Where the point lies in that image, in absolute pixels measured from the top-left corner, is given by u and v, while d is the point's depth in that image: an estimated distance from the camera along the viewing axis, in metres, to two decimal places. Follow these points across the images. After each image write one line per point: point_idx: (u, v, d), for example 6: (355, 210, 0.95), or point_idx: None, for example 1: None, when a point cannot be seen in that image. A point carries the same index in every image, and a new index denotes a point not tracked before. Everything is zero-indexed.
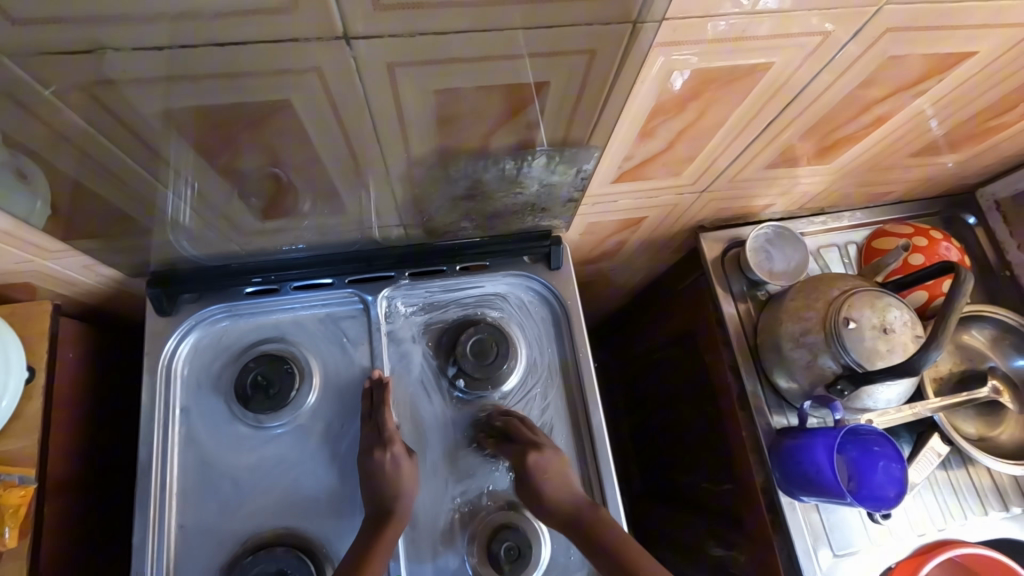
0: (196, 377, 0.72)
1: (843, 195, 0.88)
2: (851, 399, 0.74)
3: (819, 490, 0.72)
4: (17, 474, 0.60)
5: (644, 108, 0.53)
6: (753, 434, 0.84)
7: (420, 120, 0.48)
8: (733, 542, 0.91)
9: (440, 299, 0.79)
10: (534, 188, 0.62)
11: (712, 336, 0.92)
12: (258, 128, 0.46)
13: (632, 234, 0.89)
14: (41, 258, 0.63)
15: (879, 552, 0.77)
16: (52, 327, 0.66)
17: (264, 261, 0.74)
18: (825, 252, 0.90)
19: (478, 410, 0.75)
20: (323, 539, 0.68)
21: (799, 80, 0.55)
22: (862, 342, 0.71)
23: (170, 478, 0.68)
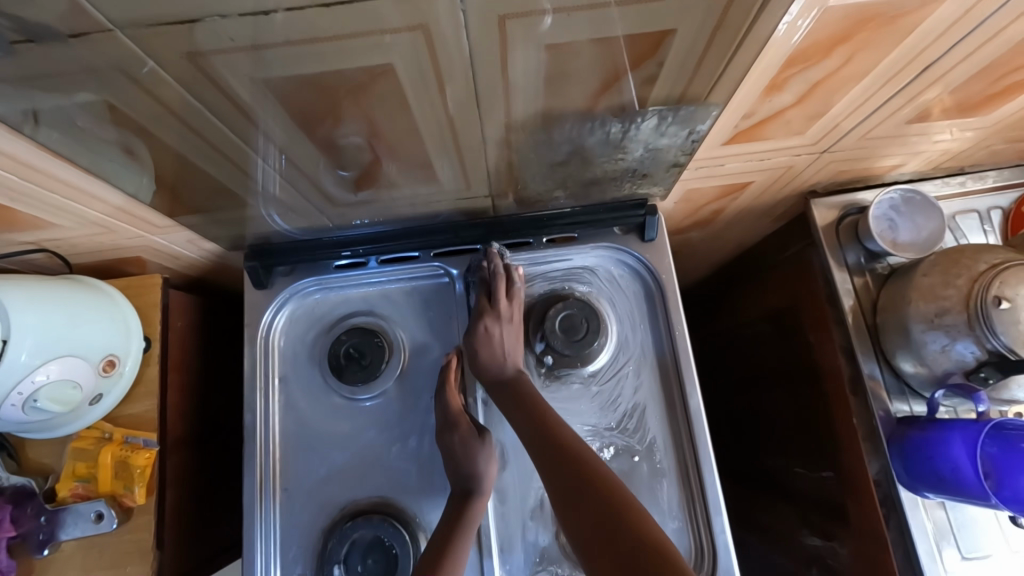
0: (292, 348, 0.74)
1: (991, 153, 0.76)
2: (996, 388, 0.65)
3: (950, 488, 0.65)
4: (142, 437, 0.64)
5: (777, 57, 0.46)
6: (868, 422, 0.76)
7: (524, 79, 0.43)
8: (834, 533, 0.85)
9: (526, 272, 0.76)
10: (638, 153, 0.57)
11: (820, 313, 0.84)
12: (356, 95, 0.43)
13: (731, 201, 0.81)
14: (150, 233, 0.65)
15: (1017, 559, 0.69)
16: (163, 299, 0.69)
17: (353, 234, 0.73)
18: (962, 219, 0.79)
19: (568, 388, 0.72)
20: (416, 509, 0.69)
21: (975, 15, 0.46)
22: (1016, 324, 0.61)
23: (273, 444, 0.71)
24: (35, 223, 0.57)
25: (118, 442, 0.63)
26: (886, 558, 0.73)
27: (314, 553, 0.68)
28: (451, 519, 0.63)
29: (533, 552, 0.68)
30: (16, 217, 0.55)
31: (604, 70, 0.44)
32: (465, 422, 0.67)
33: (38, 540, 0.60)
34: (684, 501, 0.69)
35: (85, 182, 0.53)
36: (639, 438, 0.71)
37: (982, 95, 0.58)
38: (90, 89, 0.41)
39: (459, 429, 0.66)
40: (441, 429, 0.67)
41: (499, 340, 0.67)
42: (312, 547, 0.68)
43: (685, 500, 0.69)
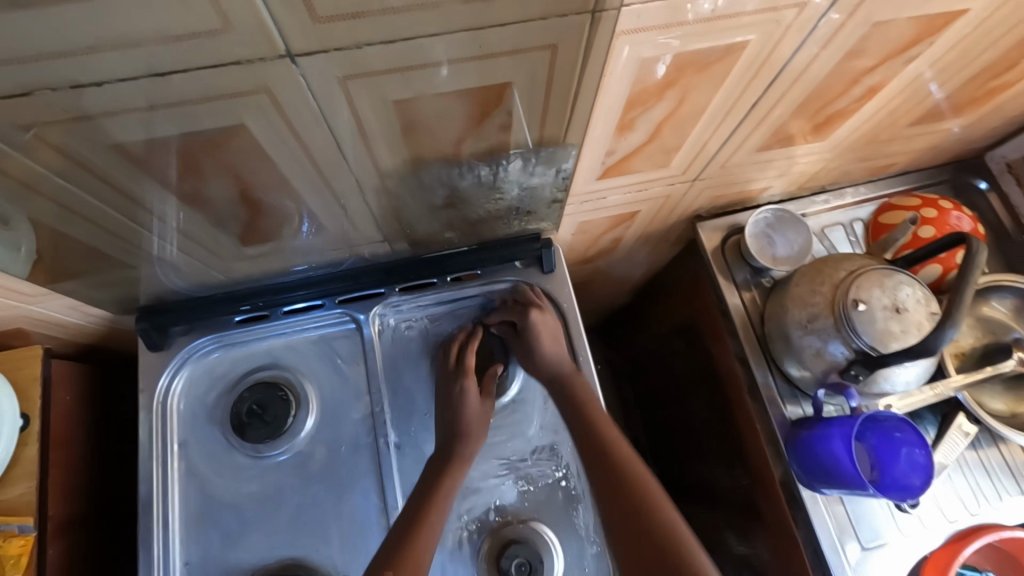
0: (193, 411, 0.72)
1: (843, 172, 0.85)
2: (867, 384, 0.71)
3: (840, 483, 0.69)
4: (16, 523, 0.60)
5: (616, 101, 0.51)
6: (768, 427, 0.80)
7: (383, 129, 0.46)
8: (757, 540, 0.87)
9: (434, 312, 0.77)
10: (515, 192, 0.60)
11: (718, 327, 0.90)
12: (218, 156, 0.45)
13: (625, 229, 0.86)
14: (25, 302, 0.62)
15: (911, 543, 0.73)
16: (44, 371, 0.66)
17: (252, 288, 0.72)
18: (829, 231, 0.87)
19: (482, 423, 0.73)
20: (332, 568, 0.67)
21: (780, 57, 0.52)
22: (874, 324, 0.67)
23: (172, 514, 0.67)
24: None
25: None
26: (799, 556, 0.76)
27: None
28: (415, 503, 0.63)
29: None
30: None
31: (456, 120, 0.47)
32: (471, 377, 0.71)
33: None
34: (600, 524, 0.69)
35: None
36: (552, 465, 0.72)
37: (814, 123, 0.66)
38: None
39: (463, 380, 0.70)
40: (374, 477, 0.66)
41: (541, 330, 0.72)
42: None
43: (601, 522, 0.69)
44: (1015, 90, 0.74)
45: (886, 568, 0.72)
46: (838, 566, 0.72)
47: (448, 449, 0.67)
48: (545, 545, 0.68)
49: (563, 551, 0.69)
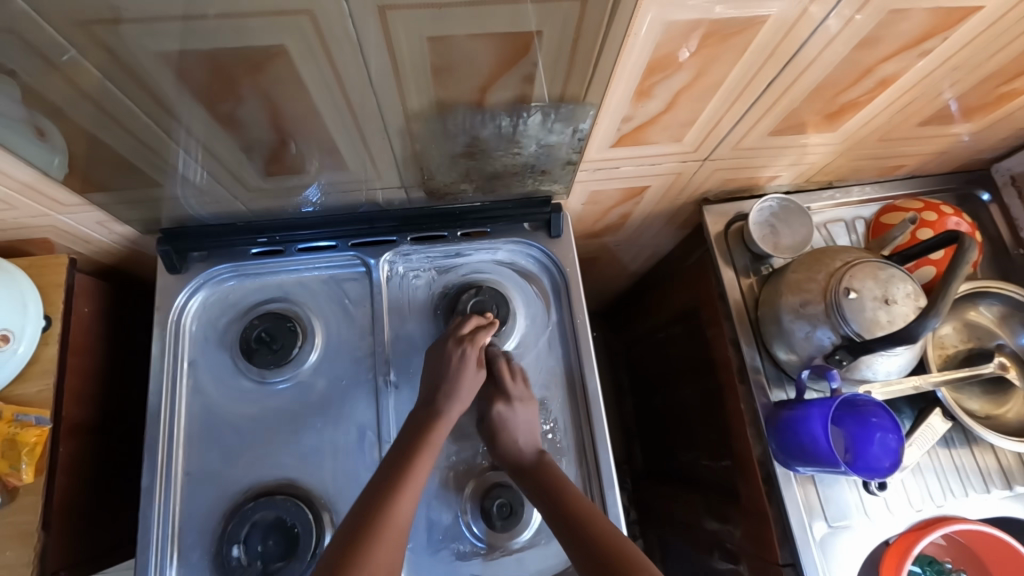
0: (205, 332, 0.75)
1: (850, 169, 0.87)
2: (849, 369, 0.74)
3: (815, 461, 0.72)
4: (33, 415, 0.63)
5: (636, 67, 0.53)
6: (752, 408, 0.84)
7: (414, 67, 0.49)
8: (729, 516, 0.91)
9: (442, 264, 0.80)
10: (532, 148, 0.63)
11: (714, 310, 0.92)
12: (259, 77, 0.48)
13: (634, 206, 0.89)
14: (57, 212, 0.66)
15: (875, 526, 0.77)
16: (68, 280, 0.69)
17: (270, 222, 0.75)
18: (831, 226, 0.89)
19: None
20: (325, 492, 0.70)
21: (788, 48, 0.55)
22: (863, 312, 0.70)
23: (178, 426, 0.71)
24: None
25: (7, 420, 0.62)
26: (767, 532, 0.80)
27: (213, 536, 0.67)
28: (403, 444, 0.62)
29: (435, 529, 0.70)
30: None
31: (482, 66, 0.50)
32: (476, 348, 0.69)
33: None
34: (582, 478, 0.73)
35: None
36: (542, 419, 0.75)
37: (826, 111, 0.67)
38: None
39: (466, 346, 0.69)
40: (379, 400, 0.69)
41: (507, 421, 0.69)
42: (211, 530, 0.68)
43: (583, 476, 0.73)
44: None
45: (848, 546, 0.76)
46: (802, 541, 0.76)
47: (434, 405, 0.66)
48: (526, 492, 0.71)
49: None
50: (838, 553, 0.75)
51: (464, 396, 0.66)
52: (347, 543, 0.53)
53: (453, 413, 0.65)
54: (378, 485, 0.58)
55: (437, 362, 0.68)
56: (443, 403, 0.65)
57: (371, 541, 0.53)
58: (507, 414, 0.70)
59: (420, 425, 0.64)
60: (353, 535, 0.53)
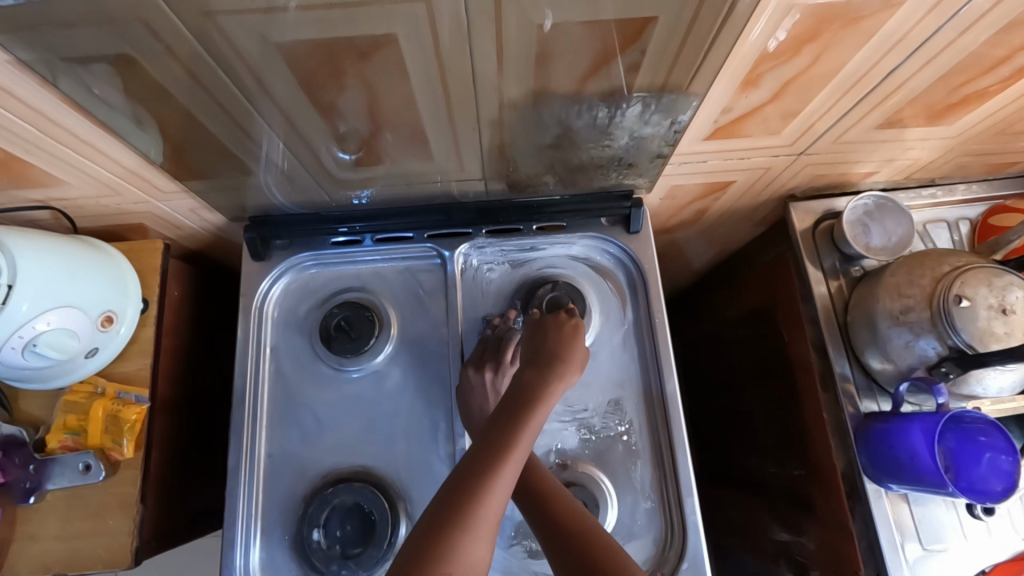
0: (286, 318, 0.77)
1: (957, 166, 0.80)
2: (956, 383, 0.68)
3: (913, 477, 0.67)
4: (133, 394, 0.66)
5: (749, 55, 0.50)
6: (837, 418, 0.79)
7: (518, 55, 0.47)
8: (802, 528, 0.87)
9: (516, 257, 0.79)
10: (623, 141, 0.61)
11: (796, 312, 0.88)
12: (362, 64, 0.48)
13: (714, 201, 0.85)
14: (155, 198, 0.69)
15: (975, 553, 0.71)
16: (163, 264, 0.72)
17: (350, 212, 0.76)
18: (932, 228, 0.83)
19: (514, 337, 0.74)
20: (399, 481, 0.71)
21: (914, 38, 0.51)
22: (976, 322, 0.65)
23: (261, 409, 0.73)
24: (45, 178, 0.61)
25: (111, 396, 0.65)
26: (849, 548, 0.76)
27: (294, 518, 0.69)
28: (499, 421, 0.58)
29: (508, 525, 0.70)
30: (34, 170, 0.59)
31: (588, 55, 0.48)
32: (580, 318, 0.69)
33: (24, 488, 0.62)
34: (656, 481, 0.71)
35: (96, 138, 0.57)
36: (616, 420, 0.74)
37: (946, 103, 0.62)
38: (112, 44, 0.46)
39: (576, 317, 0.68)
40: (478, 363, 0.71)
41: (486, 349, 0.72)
42: (292, 512, 0.69)
43: (658, 480, 0.71)
44: None
45: (943, 572, 0.71)
46: (892, 562, 0.71)
47: (545, 361, 0.64)
48: (601, 494, 0.70)
49: (618, 503, 0.71)
50: None
51: (563, 386, 0.63)
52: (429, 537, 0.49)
53: (568, 374, 0.63)
54: (467, 472, 0.53)
55: (544, 329, 0.67)
56: (558, 365, 0.63)
57: (458, 537, 0.49)
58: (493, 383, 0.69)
59: (515, 413, 0.59)
60: (442, 515, 0.50)
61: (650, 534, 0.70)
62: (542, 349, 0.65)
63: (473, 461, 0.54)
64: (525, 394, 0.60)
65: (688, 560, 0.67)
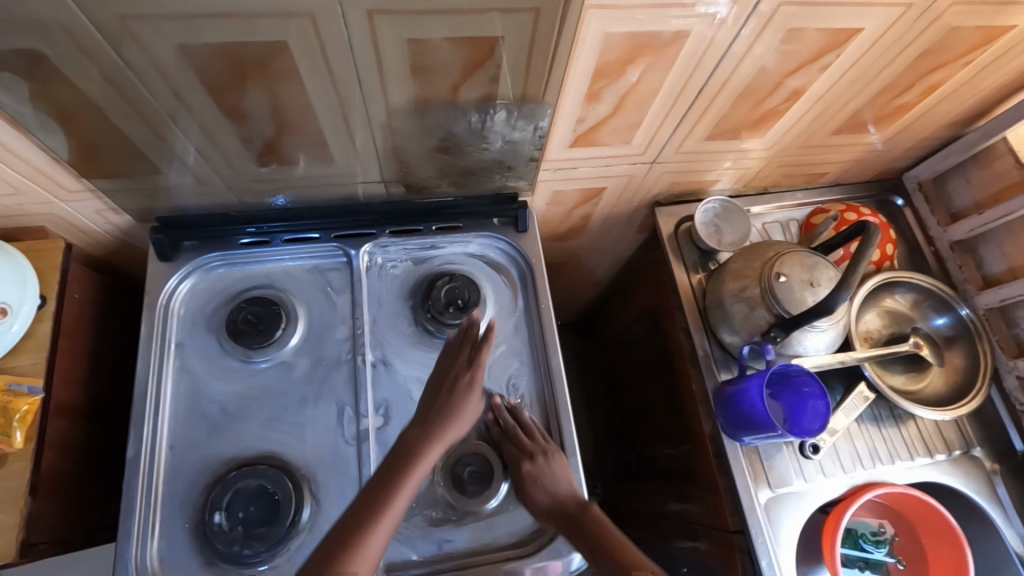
0: (193, 316, 0.80)
1: (781, 175, 0.98)
2: (784, 345, 0.83)
3: (757, 427, 0.79)
4: (26, 385, 0.66)
5: (585, 71, 0.63)
6: (703, 389, 0.92)
7: (398, 68, 0.58)
8: (688, 496, 0.98)
9: (418, 256, 0.87)
10: (499, 145, 0.72)
11: (669, 304, 1.01)
12: (260, 69, 0.56)
13: (594, 208, 0.98)
14: (59, 199, 0.71)
15: (813, 492, 0.84)
16: (64, 263, 0.73)
17: (259, 214, 0.82)
18: (769, 227, 1.00)
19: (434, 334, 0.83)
20: (305, 464, 0.74)
21: (708, 62, 0.67)
22: (792, 293, 0.80)
23: (163, 402, 0.74)
24: None
25: (1, 388, 0.65)
26: (720, 502, 0.87)
27: (196, 506, 0.70)
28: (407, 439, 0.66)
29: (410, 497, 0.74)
30: None
31: (455, 67, 0.59)
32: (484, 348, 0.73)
33: None
34: None
35: (2, 134, 0.60)
36: (510, 394, 0.81)
37: (750, 117, 0.78)
38: (23, 42, 0.51)
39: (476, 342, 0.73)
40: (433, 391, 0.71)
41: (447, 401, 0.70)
42: (194, 500, 0.71)
43: None
44: (918, 113, 0.87)
45: (789, 509, 0.83)
46: (749, 506, 0.82)
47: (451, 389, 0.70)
48: (498, 463, 0.77)
49: None
50: (784, 517, 0.82)
51: (470, 407, 0.70)
52: (338, 539, 0.56)
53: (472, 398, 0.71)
54: (382, 476, 0.62)
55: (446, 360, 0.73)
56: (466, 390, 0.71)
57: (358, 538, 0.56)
58: (538, 470, 0.73)
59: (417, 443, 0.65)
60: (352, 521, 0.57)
61: None
62: (444, 380, 0.71)
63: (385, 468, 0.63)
64: (435, 418, 0.68)
65: None
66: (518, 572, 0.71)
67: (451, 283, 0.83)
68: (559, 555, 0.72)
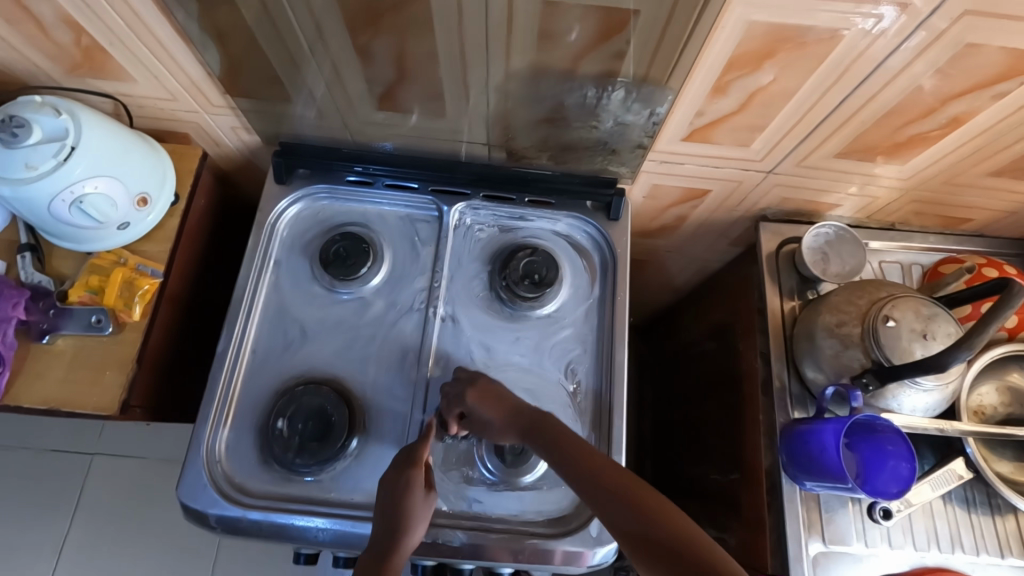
0: (292, 239, 0.86)
1: (913, 212, 0.88)
2: (874, 395, 0.75)
3: (825, 476, 0.73)
4: (150, 268, 0.75)
5: (717, 61, 0.60)
6: (770, 421, 0.86)
7: (525, 28, 0.58)
8: (728, 527, 0.93)
9: (506, 224, 0.88)
10: (608, 124, 0.70)
11: (751, 326, 0.95)
12: (396, 12, 0.58)
13: (692, 209, 0.93)
14: (204, 111, 0.79)
15: (872, 559, 0.77)
16: (197, 169, 0.82)
17: (368, 155, 0.86)
18: (885, 266, 0.90)
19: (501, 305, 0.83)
20: (363, 395, 0.78)
21: (858, 71, 0.60)
22: (898, 341, 0.72)
23: (254, 310, 0.81)
24: (119, 73, 0.72)
25: (131, 266, 0.74)
26: (762, 543, 0.81)
27: (264, 409, 0.77)
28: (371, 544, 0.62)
29: (450, 452, 0.77)
30: (113, 63, 0.70)
31: (582, 36, 0.58)
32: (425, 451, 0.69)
33: (41, 329, 0.71)
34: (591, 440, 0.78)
35: (171, 44, 0.68)
36: (567, 378, 0.81)
37: (893, 140, 0.71)
38: None
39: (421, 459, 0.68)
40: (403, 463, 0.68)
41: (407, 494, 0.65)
42: (263, 403, 0.77)
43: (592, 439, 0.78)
44: None
45: (840, 570, 0.76)
46: (796, 555, 0.76)
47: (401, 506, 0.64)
48: None
49: None
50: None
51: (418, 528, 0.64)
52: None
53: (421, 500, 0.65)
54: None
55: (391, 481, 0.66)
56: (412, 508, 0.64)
57: None
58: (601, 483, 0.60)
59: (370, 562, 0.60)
60: None
61: None
62: (392, 508, 0.64)
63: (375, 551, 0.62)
64: (398, 489, 0.65)
65: None
66: (541, 550, 0.71)
67: (531, 257, 0.83)
68: (587, 547, 0.71)
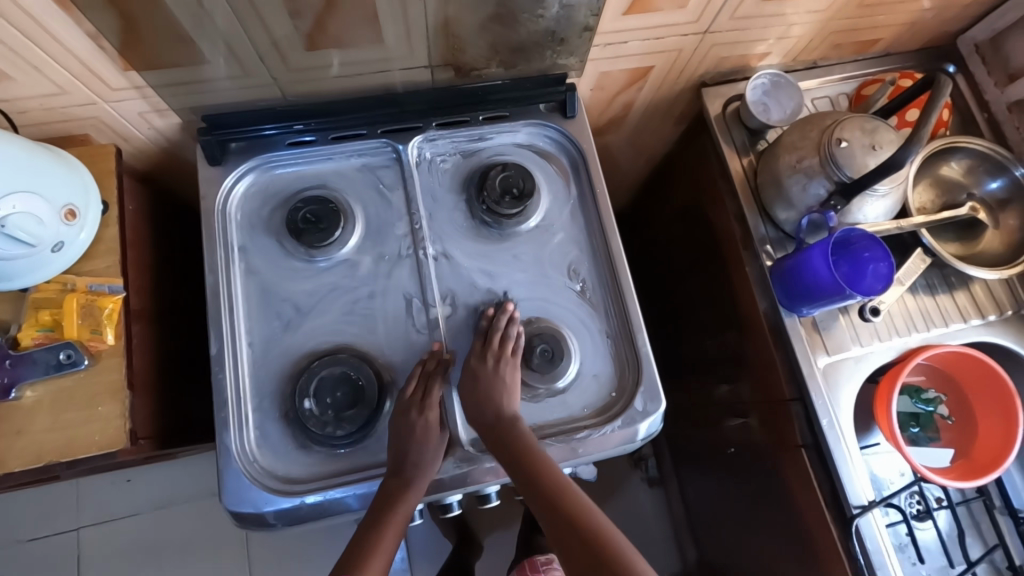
0: (249, 220, 0.79)
1: (832, 43, 0.94)
2: (844, 214, 0.82)
3: (819, 296, 0.80)
4: (105, 286, 0.67)
5: None
6: (757, 269, 0.92)
7: None
8: (739, 377, 1.01)
9: (468, 148, 0.85)
10: (555, 10, 0.70)
11: (715, 191, 1.00)
12: None
13: (638, 92, 0.94)
14: (103, 99, 0.69)
15: (869, 357, 0.87)
16: (116, 168, 0.72)
17: (304, 110, 0.79)
18: (817, 101, 0.96)
19: (491, 226, 0.82)
20: (380, 353, 0.76)
21: None
22: (854, 157, 0.79)
23: (236, 302, 0.75)
24: None
25: (83, 290, 0.66)
26: (777, 376, 0.89)
27: (285, 397, 0.73)
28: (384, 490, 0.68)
29: None
30: None
31: None
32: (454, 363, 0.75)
33: (3, 385, 0.62)
34: (611, 329, 0.80)
35: (49, 19, 0.58)
36: (572, 279, 0.82)
37: None
38: None
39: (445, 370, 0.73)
40: (409, 406, 0.71)
41: (421, 429, 0.69)
42: (281, 391, 0.73)
43: (612, 328, 0.80)
44: None
45: (847, 372, 0.86)
46: (809, 373, 0.84)
47: (413, 458, 0.68)
48: (568, 344, 0.78)
49: (581, 354, 0.79)
50: (843, 378, 0.85)
51: (428, 466, 0.69)
52: (362, 543, 0.67)
53: (430, 433, 0.70)
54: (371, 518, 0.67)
55: (397, 435, 0.69)
56: (414, 464, 0.68)
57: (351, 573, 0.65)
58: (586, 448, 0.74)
59: (381, 503, 0.67)
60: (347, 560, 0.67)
61: (612, 371, 0.79)
62: (402, 455, 0.68)
63: (390, 486, 0.67)
64: (404, 425, 0.70)
65: (645, 384, 0.76)
66: (596, 438, 0.74)
67: (506, 172, 0.81)
68: (634, 424, 0.74)
